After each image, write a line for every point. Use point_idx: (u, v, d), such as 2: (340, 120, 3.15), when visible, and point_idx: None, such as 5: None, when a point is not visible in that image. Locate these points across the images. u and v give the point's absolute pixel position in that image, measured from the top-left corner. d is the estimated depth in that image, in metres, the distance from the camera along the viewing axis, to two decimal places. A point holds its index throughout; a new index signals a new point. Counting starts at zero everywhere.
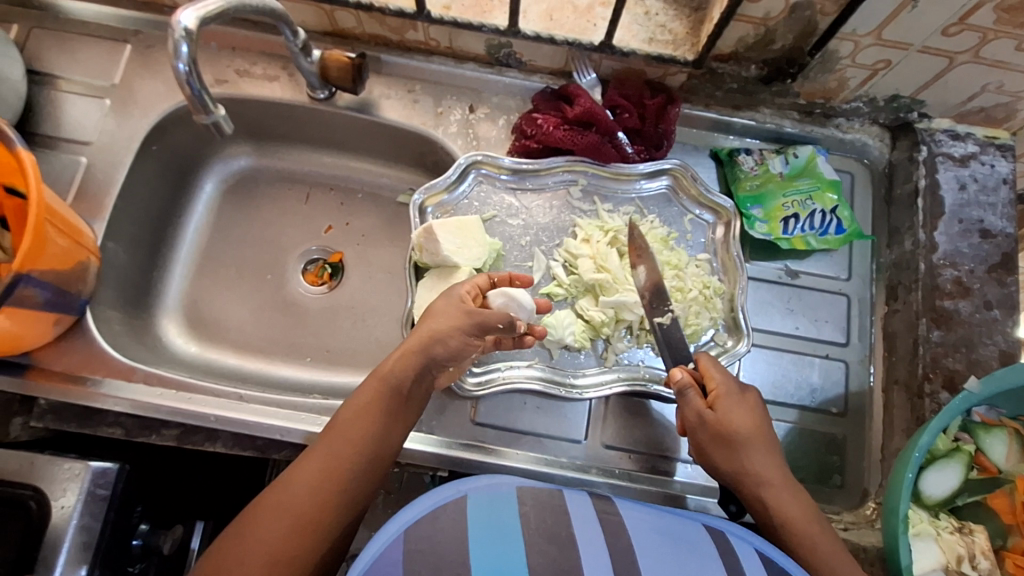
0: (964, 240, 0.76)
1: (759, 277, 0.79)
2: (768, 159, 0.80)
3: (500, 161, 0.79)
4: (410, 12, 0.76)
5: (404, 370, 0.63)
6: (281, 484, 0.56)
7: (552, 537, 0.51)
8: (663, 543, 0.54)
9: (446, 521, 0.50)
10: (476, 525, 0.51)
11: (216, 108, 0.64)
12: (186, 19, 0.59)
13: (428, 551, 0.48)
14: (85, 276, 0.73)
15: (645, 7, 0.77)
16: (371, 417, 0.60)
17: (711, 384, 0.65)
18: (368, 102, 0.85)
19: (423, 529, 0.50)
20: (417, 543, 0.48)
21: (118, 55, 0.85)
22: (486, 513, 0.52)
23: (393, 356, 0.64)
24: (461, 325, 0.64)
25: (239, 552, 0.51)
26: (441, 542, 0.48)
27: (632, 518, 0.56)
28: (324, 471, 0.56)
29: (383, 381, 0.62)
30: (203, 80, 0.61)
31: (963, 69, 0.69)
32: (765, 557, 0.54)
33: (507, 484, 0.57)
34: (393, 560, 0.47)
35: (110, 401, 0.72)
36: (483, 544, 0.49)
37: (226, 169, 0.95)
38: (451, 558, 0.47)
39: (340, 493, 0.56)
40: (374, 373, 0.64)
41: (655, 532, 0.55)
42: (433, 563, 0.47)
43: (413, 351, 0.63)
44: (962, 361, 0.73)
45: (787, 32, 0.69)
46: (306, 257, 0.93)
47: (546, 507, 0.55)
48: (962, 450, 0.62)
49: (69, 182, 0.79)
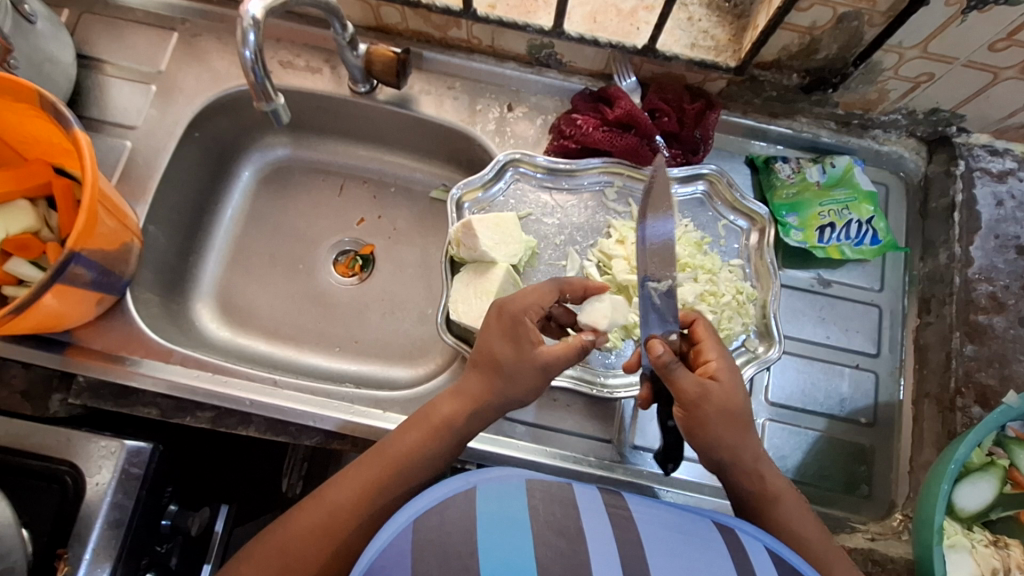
0: (1000, 255, 0.76)
1: (791, 285, 0.80)
2: (804, 167, 0.81)
3: (538, 160, 0.80)
4: (456, 10, 0.77)
5: (462, 407, 0.63)
6: (320, 499, 0.58)
7: (560, 529, 0.49)
8: (671, 539, 0.51)
9: (455, 512, 0.49)
10: (484, 515, 0.49)
11: (277, 96, 0.65)
12: (254, 8, 0.60)
13: (437, 540, 0.47)
14: (129, 258, 0.74)
15: (688, 13, 0.77)
16: (419, 447, 0.61)
17: (708, 354, 0.63)
18: (408, 97, 0.86)
19: (431, 520, 0.49)
20: (426, 535, 0.48)
21: (165, 42, 0.86)
22: (495, 504, 0.51)
23: (449, 398, 0.63)
24: (524, 374, 0.61)
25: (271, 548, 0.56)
26: (451, 532, 0.48)
27: (642, 513, 0.54)
28: (363, 491, 0.58)
29: (438, 413, 0.63)
30: (267, 68, 0.62)
31: (1006, 84, 0.69)
32: (777, 557, 0.52)
33: (517, 475, 0.55)
34: (401, 551, 0.47)
35: (147, 380, 0.73)
36: (490, 533, 0.48)
37: (263, 158, 0.96)
38: (460, 548, 0.46)
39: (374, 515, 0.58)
40: (431, 406, 0.64)
41: (664, 527, 0.53)
42: (442, 553, 0.46)
43: (474, 396, 0.62)
44: (995, 376, 0.73)
45: (832, 41, 0.69)
46: (337, 248, 0.94)
47: (555, 499, 0.53)
48: (996, 464, 0.62)
49: (114, 164, 0.81)
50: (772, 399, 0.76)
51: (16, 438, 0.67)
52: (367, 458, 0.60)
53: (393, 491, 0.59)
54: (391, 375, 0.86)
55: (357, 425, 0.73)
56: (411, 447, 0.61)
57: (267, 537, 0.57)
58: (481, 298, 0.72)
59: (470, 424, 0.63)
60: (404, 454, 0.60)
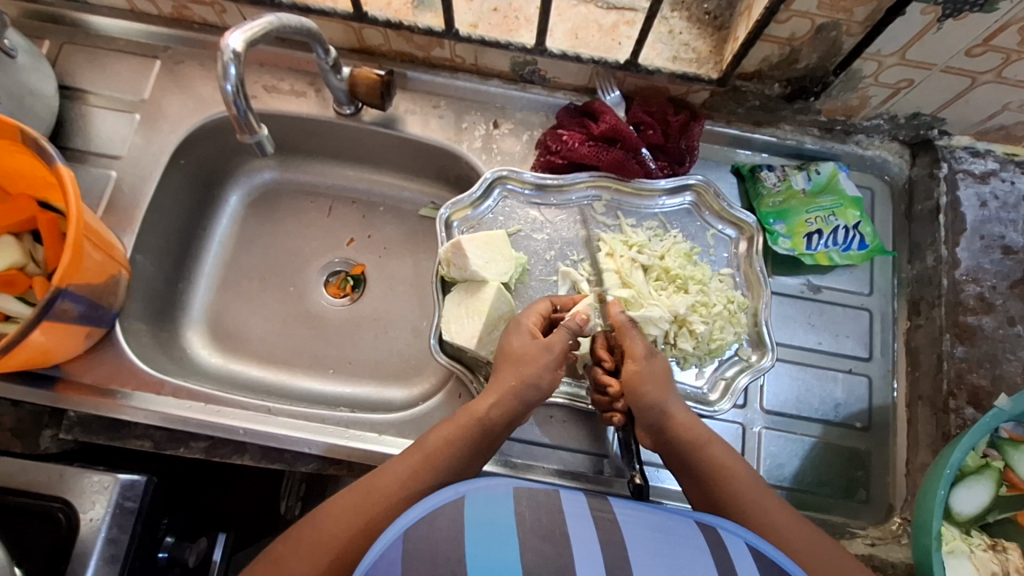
0: (986, 256, 0.77)
1: (781, 292, 0.80)
2: (790, 175, 0.81)
3: (525, 177, 0.80)
4: (439, 30, 0.77)
5: (498, 414, 0.63)
6: (360, 487, 0.58)
7: (547, 535, 0.49)
8: (656, 540, 0.50)
9: (444, 520, 0.49)
10: (472, 527, 0.49)
11: (260, 128, 0.64)
12: (234, 41, 0.59)
13: (426, 551, 0.47)
14: (117, 289, 0.74)
15: (669, 27, 0.78)
16: (457, 450, 0.62)
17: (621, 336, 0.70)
18: (394, 118, 0.86)
19: (421, 529, 0.49)
20: (416, 544, 0.48)
21: (147, 70, 0.86)
22: (483, 514, 0.50)
23: (486, 397, 0.64)
24: (545, 364, 0.64)
25: (311, 538, 0.55)
26: (439, 542, 0.47)
27: (625, 514, 0.53)
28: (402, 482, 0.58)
29: (477, 420, 0.63)
30: (249, 99, 0.62)
31: (985, 88, 0.70)
32: (758, 552, 0.51)
33: (503, 482, 0.54)
34: (390, 560, 0.47)
35: (140, 413, 0.73)
36: (476, 540, 0.47)
37: (250, 182, 0.95)
38: (448, 555, 0.46)
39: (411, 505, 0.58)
40: (468, 407, 0.65)
41: (650, 529, 0.52)
42: (430, 560, 0.46)
43: (507, 392, 0.64)
44: (986, 377, 0.73)
45: (812, 52, 0.70)
46: (328, 269, 0.93)
47: (541, 506, 0.52)
48: (992, 466, 0.62)
49: (99, 196, 0.81)
50: (767, 407, 0.76)
51: (7, 476, 0.67)
52: (406, 453, 0.61)
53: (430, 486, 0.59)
54: (386, 396, 0.86)
55: (352, 449, 0.72)
56: (449, 441, 0.62)
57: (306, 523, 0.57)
58: (473, 318, 0.72)
59: (501, 429, 0.64)
60: (438, 449, 0.61)
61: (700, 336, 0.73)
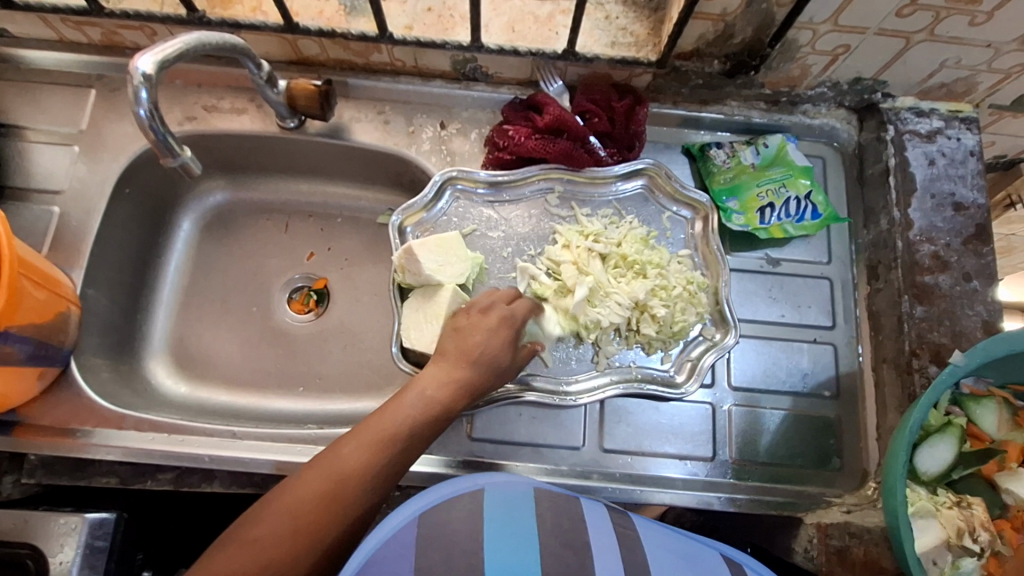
0: (938, 214, 0.77)
1: (741, 268, 0.80)
2: (738, 151, 0.81)
3: (476, 176, 0.79)
4: (373, 35, 0.77)
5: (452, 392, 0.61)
6: (312, 469, 0.53)
7: (567, 542, 0.51)
8: (678, 560, 0.53)
9: (461, 513, 0.52)
10: (491, 519, 0.52)
11: (182, 150, 0.63)
12: (144, 64, 0.57)
13: (440, 537, 0.49)
14: (67, 327, 0.72)
15: (605, 12, 0.78)
16: (418, 423, 0.58)
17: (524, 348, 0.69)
18: (339, 127, 0.85)
19: (437, 516, 0.51)
20: (430, 529, 0.50)
21: (83, 100, 0.84)
22: (499, 509, 0.54)
23: (437, 378, 0.61)
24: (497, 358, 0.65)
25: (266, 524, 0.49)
26: (455, 530, 0.50)
27: (647, 533, 0.56)
28: (368, 456, 0.54)
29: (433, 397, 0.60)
30: (166, 124, 0.60)
31: (920, 47, 0.70)
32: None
33: (525, 485, 0.58)
34: (404, 541, 0.49)
35: (102, 450, 0.72)
36: (496, 534, 0.50)
37: (201, 206, 0.93)
38: (465, 549, 0.48)
39: (378, 479, 0.54)
40: (417, 382, 0.61)
41: (672, 551, 0.54)
42: (446, 551, 0.48)
43: (464, 384, 0.62)
44: (947, 334, 0.74)
45: (746, 26, 0.70)
46: (289, 286, 0.92)
47: (561, 511, 0.55)
48: (954, 424, 0.63)
49: (43, 233, 0.79)
50: (735, 383, 0.76)
51: None
52: (361, 427, 0.56)
53: (393, 463, 0.55)
54: (357, 408, 0.85)
55: None
56: (409, 421, 0.57)
57: (265, 503, 0.51)
58: (431, 322, 0.71)
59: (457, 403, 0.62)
60: (399, 426, 0.57)
61: (662, 319, 0.73)
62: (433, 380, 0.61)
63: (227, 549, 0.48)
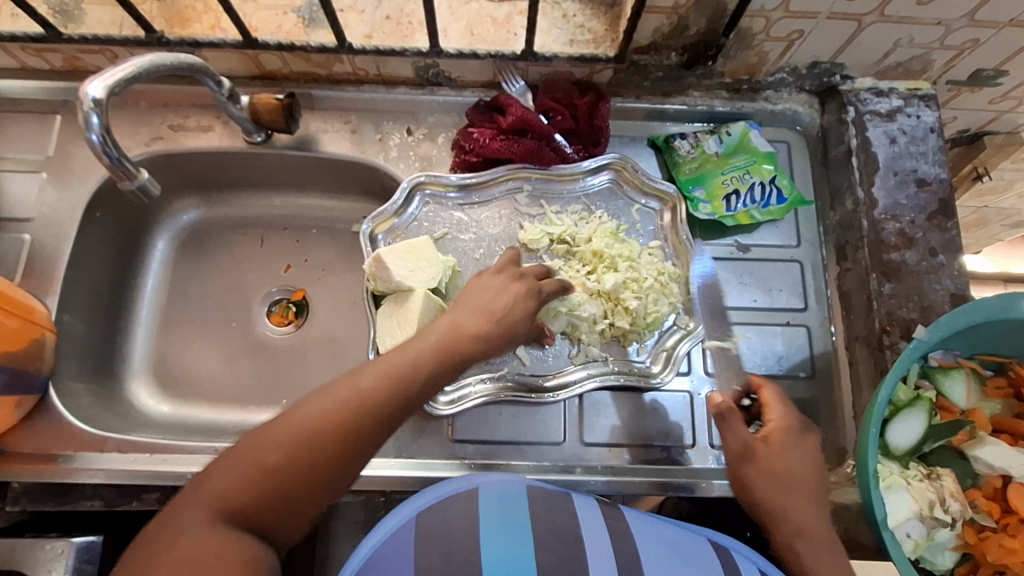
0: (902, 192, 0.78)
1: (712, 256, 0.81)
2: (702, 141, 0.82)
3: (445, 180, 0.80)
4: (332, 46, 0.77)
5: (470, 338, 0.59)
6: (303, 404, 0.51)
7: (560, 536, 0.52)
8: (666, 552, 0.54)
9: (458, 512, 0.53)
10: (486, 516, 0.53)
11: (139, 171, 0.64)
12: (94, 89, 0.58)
13: (438, 536, 0.50)
14: (43, 354, 0.73)
15: (562, 11, 0.78)
16: (420, 374, 0.55)
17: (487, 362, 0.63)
18: (307, 139, 0.85)
19: (435, 517, 0.52)
20: (430, 529, 0.51)
21: (49, 126, 0.84)
22: (496, 506, 0.55)
23: (459, 324, 0.59)
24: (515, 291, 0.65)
25: (251, 455, 0.49)
26: (451, 530, 0.51)
27: (635, 524, 0.57)
28: (380, 388, 0.53)
29: (445, 346, 0.57)
30: (120, 147, 0.61)
31: (872, 29, 0.71)
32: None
33: (517, 483, 0.59)
34: (404, 541, 0.50)
35: (85, 474, 0.72)
36: (491, 530, 0.51)
37: (175, 225, 0.94)
38: (462, 545, 0.49)
39: (374, 427, 0.52)
40: (440, 326, 0.59)
41: (661, 542, 0.55)
42: (445, 548, 0.49)
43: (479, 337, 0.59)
44: (915, 310, 0.75)
45: (699, 17, 0.70)
46: (268, 299, 0.92)
47: (553, 504, 0.56)
48: (923, 397, 0.63)
49: (16, 261, 0.79)
50: (711, 370, 0.77)
51: None
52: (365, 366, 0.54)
53: (389, 414, 0.52)
54: None
55: None
56: (415, 367, 0.55)
57: (255, 434, 0.51)
58: (405, 328, 0.71)
59: (476, 344, 0.59)
60: (410, 364, 0.55)
61: (634, 311, 0.74)
62: (444, 330, 0.59)
63: (218, 472, 0.49)
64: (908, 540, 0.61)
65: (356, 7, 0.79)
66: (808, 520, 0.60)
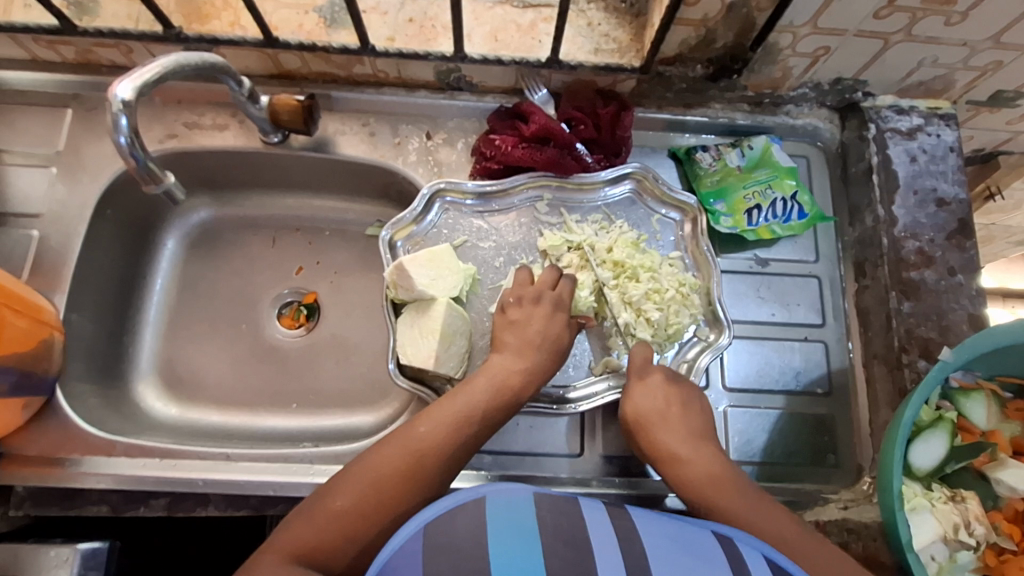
0: (921, 211, 0.78)
1: (731, 270, 0.81)
2: (724, 153, 0.82)
3: (465, 187, 0.79)
4: (354, 47, 0.76)
5: (515, 376, 0.64)
6: (368, 459, 0.56)
7: (568, 540, 0.44)
8: (677, 553, 0.45)
9: (464, 519, 0.45)
10: (493, 526, 0.45)
11: (165, 176, 0.63)
12: (123, 90, 0.56)
13: (447, 548, 0.43)
14: (51, 355, 0.71)
15: (587, 19, 0.78)
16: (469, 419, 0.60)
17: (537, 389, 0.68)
18: (324, 141, 0.84)
19: (441, 528, 0.45)
20: (437, 539, 0.44)
21: (60, 121, 0.83)
22: (503, 515, 0.46)
23: (506, 363, 0.65)
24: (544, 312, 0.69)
25: (324, 507, 0.52)
26: (459, 540, 0.43)
27: (647, 525, 0.48)
28: (434, 432, 0.58)
29: (494, 390, 0.63)
30: (146, 149, 0.60)
31: (898, 48, 0.71)
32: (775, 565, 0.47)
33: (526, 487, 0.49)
34: (411, 554, 0.43)
35: (93, 479, 0.70)
36: (501, 540, 0.43)
37: (185, 224, 0.92)
38: (471, 554, 0.42)
39: (434, 469, 0.56)
40: (488, 366, 0.65)
41: (668, 539, 0.47)
42: (451, 559, 0.42)
43: (529, 373, 0.65)
44: (934, 329, 0.75)
45: (727, 30, 0.70)
46: (278, 301, 0.91)
47: (561, 509, 0.47)
48: (945, 418, 0.63)
49: (23, 258, 0.77)
50: (730, 385, 0.77)
51: None
52: (422, 416, 0.60)
53: (449, 458, 0.57)
54: (353, 424, 0.84)
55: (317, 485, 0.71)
56: (467, 409, 0.61)
57: (324, 490, 0.54)
58: (427, 338, 0.70)
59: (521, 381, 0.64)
60: (462, 406, 0.60)
61: (656, 323, 0.74)
62: (497, 372, 0.64)
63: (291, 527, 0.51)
64: (933, 562, 0.61)
65: (379, 9, 0.78)
66: (680, 445, 0.63)
